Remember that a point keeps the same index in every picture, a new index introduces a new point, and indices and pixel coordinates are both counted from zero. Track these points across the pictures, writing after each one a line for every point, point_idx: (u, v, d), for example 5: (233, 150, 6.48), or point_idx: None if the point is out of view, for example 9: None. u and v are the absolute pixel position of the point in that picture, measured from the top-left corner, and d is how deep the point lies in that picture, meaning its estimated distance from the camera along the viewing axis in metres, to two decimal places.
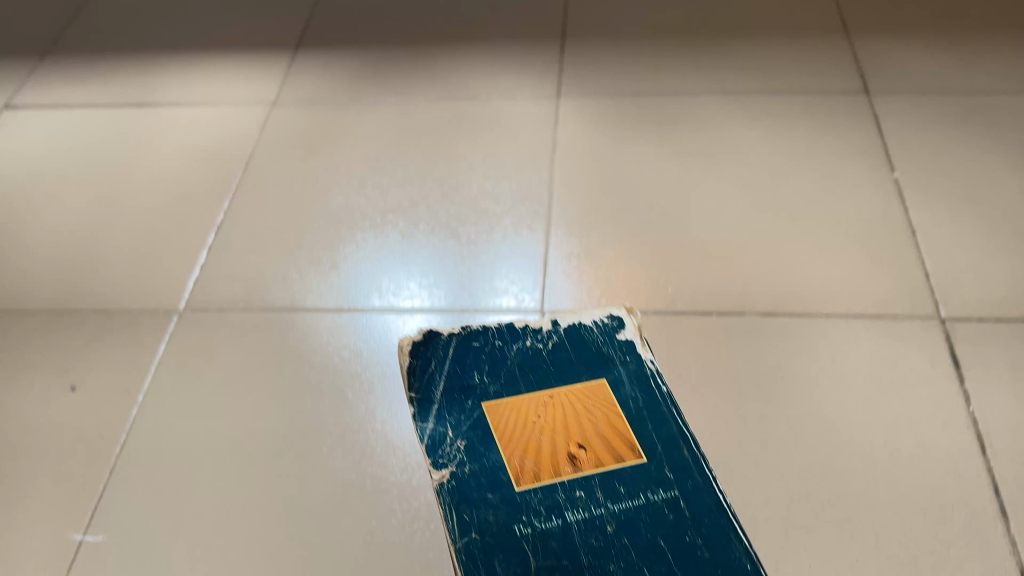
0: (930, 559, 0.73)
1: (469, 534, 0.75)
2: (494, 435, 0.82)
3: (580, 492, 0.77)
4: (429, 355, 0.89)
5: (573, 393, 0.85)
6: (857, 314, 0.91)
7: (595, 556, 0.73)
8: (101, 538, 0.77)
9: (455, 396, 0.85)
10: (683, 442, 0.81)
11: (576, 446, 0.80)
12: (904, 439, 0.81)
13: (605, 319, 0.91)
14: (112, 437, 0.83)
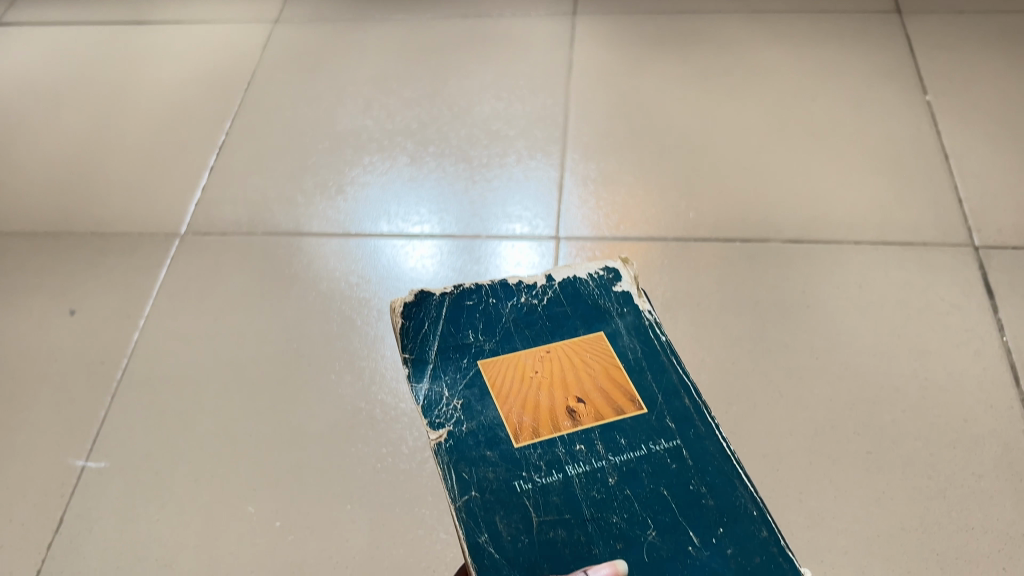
0: (959, 493, 0.69)
1: (464, 494, 0.49)
2: (487, 397, 0.53)
3: (581, 450, 0.51)
4: (419, 316, 0.60)
5: (574, 348, 0.56)
6: (887, 240, 0.86)
7: (598, 510, 0.48)
8: (102, 465, 0.76)
9: (441, 361, 0.56)
10: (683, 392, 0.54)
11: (576, 403, 0.53)
12: (932, 369, 0.77)
13: (599, 272, 0.62)
14: (113, 363, 0.83)
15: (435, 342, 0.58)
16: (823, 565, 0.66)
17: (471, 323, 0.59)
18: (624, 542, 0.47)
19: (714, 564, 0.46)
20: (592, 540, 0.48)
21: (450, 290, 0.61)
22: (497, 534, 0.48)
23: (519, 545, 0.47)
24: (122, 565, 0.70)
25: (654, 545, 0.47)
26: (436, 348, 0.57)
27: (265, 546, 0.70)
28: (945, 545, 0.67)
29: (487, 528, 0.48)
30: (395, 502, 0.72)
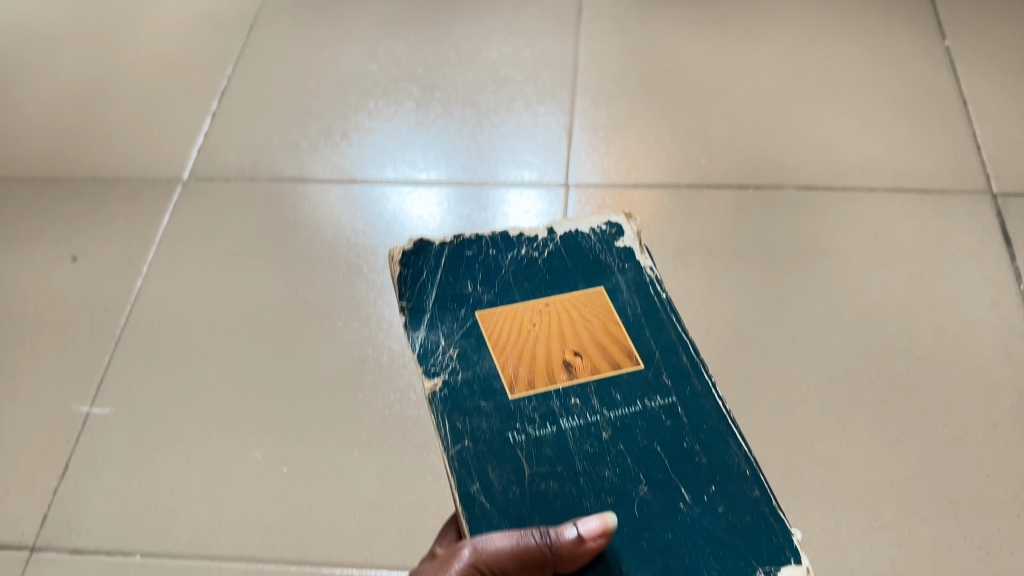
0: (974, 441, 0.68)
1: (458, 442, 0.45)
2: (485, 346, 0.48)
3: (576, 404, 0.46)
4: (418, 266, 0.53)
5: (574, 304, 0.50)
6: (903, 187, 0.85)
7: (591, 464, 0.44)
8: (108, 411, 0.76)
9: (441, 309, 0.51)
10: (681, 348, 0.48)
11: (573, 357, 0.47)
12: (948, 317, 0.76)
13: (600, 228, 0.54)
14: (117, 309, 0.82)
15: (436, 290, 0.52)
16: (835, 513, 0.66)
17: (469, 273, 0.52)
18: (616, 496, 0.44)
19: (703, 522, 0.43)
20: (583, 494, 0.44)
21: (450, 240, 0.54)
22: (490, 485, 0.44)
23: (511, 496, 0.44)
24: (130, 510, 0.70)
25: (645, 500, 0.43)
26: (437, 298, 0.51)
27: (272, 492, 0.70)
28: (959, 493, 0.66)
29: (480, 476, 0.44)
30: (403, 449, 0.71)
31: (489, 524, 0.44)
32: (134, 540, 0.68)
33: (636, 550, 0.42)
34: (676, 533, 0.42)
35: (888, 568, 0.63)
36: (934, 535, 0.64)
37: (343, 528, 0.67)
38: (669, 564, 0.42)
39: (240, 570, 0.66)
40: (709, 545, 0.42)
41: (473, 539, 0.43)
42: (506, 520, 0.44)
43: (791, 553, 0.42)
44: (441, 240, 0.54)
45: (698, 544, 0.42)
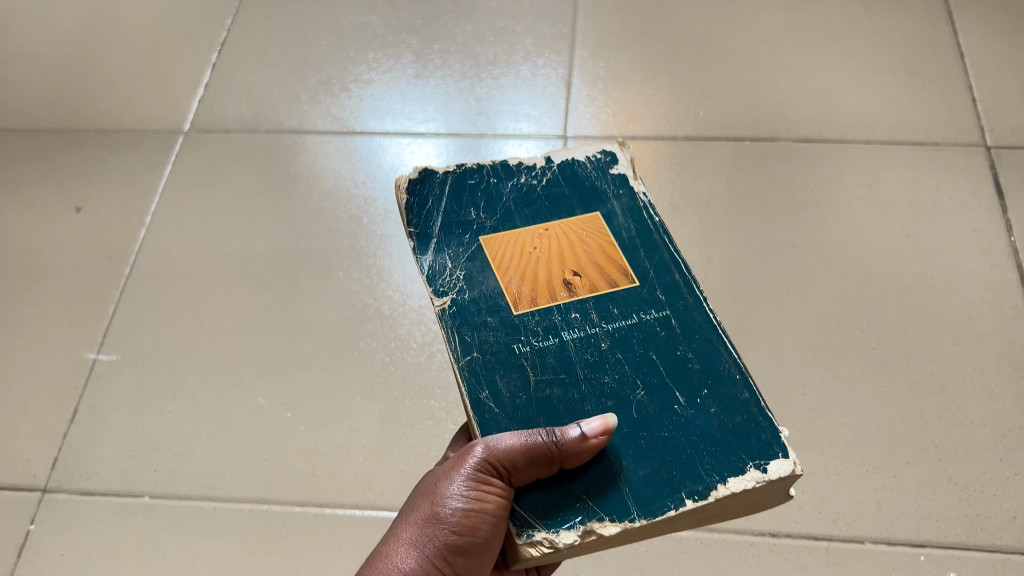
0: (961, 388, 0.70)
1: (467, 353, 0.47)
2: (489, 268, 0.50)
3: (576, 318, 0.47)
4: (424, 194, 0.53)
5: (573, 228, 0.51)
6: (898, 139, 0.85)
7: (591, 371, 0.46)
8: (114, 357, 0.77)
9: (446, 235, 0.52)
10: (674, 267, 0.50)
11: (573, 277, 0.49)
12: (939, 268, 0.77)
13: (595, 155, 0.55)
14: (121, 259, 0.84)
15: (441, 216, 0.52)
16: (824, 457, 0.68)
17: (473, 200, 0.53)
18: (615, 399, 0.45)
19: (697, 422, 0.44)
20: (585, 399, 0.45)
21: (453, 170, 0.55)
22: (499, 391, 0.46)
23: (518, 401, 0.46)
24: (138, 453, 0.72)
25: (643, 403, 0.45)
26: (442, 223, 0.52)
27: (276, 435, 0.72)
28: (945, 437, 0.68)
29: (489, 384, 0.46)
30: (404, 394, 0.73)
31: (498, 426, 0.45)
32: (143, 482, 0.70)
33: (636, 448, 0.44)
34: (672, 432, 0.44)
35: (875, 510, 0.65)
36: (919, 477, 0.66)
37: (345, 471, 0.69)
38: (666, 459, 0.43)
39: (246, 511, 0.68)
40: (703, 442, 0.44)
41: (486, 438, 0.44)
42: (515, 423, 0.45)
43: (778, 448, 0.43)
44: (443, 169, 0.54)
45: (693, 442, 0.44)
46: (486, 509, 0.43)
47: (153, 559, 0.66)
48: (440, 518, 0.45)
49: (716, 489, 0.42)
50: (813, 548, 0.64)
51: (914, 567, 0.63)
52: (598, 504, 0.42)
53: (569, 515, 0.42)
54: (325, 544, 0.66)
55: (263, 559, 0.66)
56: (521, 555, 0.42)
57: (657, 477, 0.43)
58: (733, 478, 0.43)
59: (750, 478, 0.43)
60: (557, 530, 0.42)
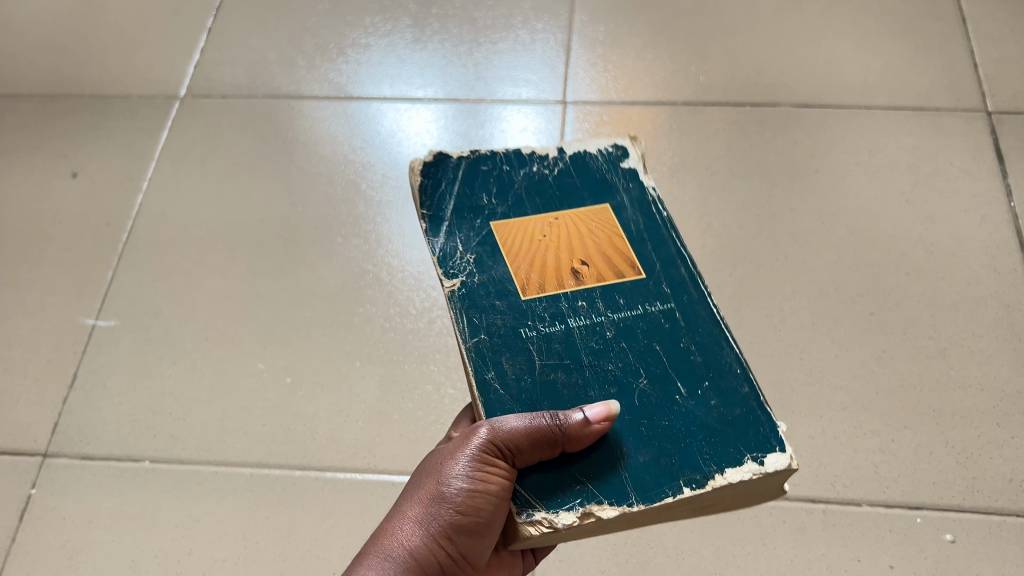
0: (958, 353, 0.70)
1: (474, 335, 0.46)
2: (499, 254, 0.49)
3: (583, 306, 0.47)
4: (436, 176, 0.52)
5: (582, 218, 0.50)
6: (899, 105, 0.85)
7: (596, 358, 0.46)
8: (113, 323, 0.77)
9: (458, 219, 0.51)
10: (680, 261, 0.49)
11: (580, 266, 0.48)
12: (939, 233, 0.77)
13: (607, 149, 0.54)
14: (118, 226, 0.83)
15: (454, 200, 0.51)
16: (822, 421, 0.68)
17: (484, 186, 0.52)
18: (618, 387, 0.45)
19: (698, 412, 0.44)
20: (588, 385, 0.45)
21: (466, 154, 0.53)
22: (504, 373, 0.46)
23: (522, 384, 0.45)
24: (138, 418, 0.72)
25: (645, 392, 0.45)
26: (454, 207, 0.51)
27: (276, 400, 0.72)
28: (942, 402, 0.68)
29: (494, 365, 0.46)
30: (404, 359, 0.73)
31: (503, 408, 0.45)
32: (143, 446, 0.70)
33: (636, 435, 0.44)
34: (673, 421, 0.44)
35: (872, 473, 0.65)
36: (916, 442, 0.67)
37: (345, 435, 0.70)
38: (666, 448, 0.43)
39: (246, 475, 0.68)
40: (703, 433, 0.43)
41: (491, 420, 0.44)
42: (519, 405, 0.45)
43: (776, 443, 0.43)
44: (458, 153, 0.53)
45: (693, 432, 0.44)
46: (490, 490, 0.43)
47: (154, 522, 0.67)
48: (443, 498, 0.44)
49: (713, 479, 0.42)
50: (810, 510, 0.64)
51: (911, 529, 0.63)
52: (597, 487, 0.42)
53: (569, 497, 0.42)
54: (325, 508, 0.67)
55: (264, 521, 0.66)
56: (520, 534, 0.41)
57: (656, 464, 0.43)
58: (731, 469, 0.42)
59: (747, 470, 0.43)
60: (556, 511, 0.42)
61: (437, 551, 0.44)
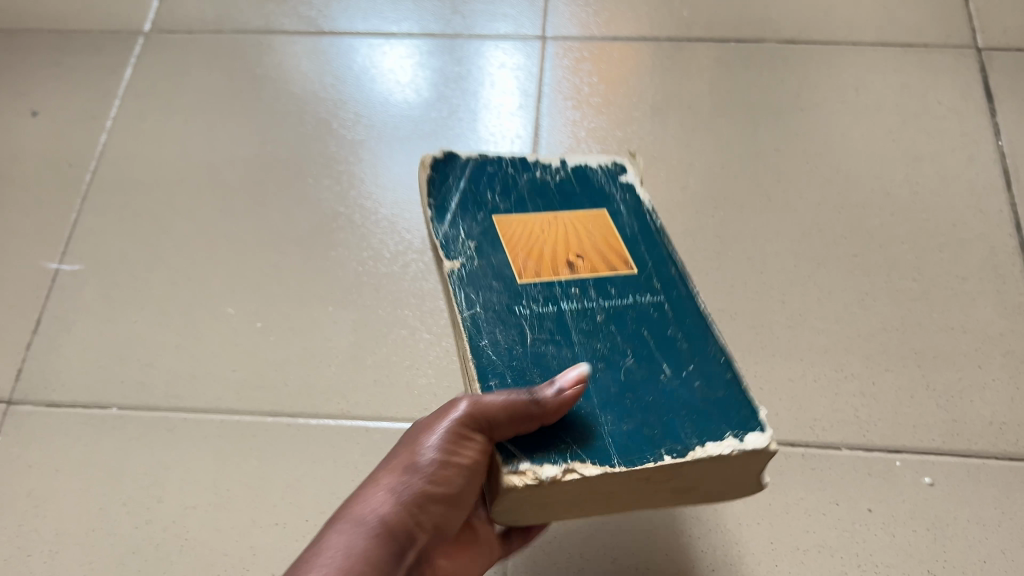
0: (942, 295, 0.69)
1: (470, 308, 0.47)
2: (499, 243, 0.50)
3: (576, 291, 0.48)
4: (446, 171, 0.54)
5: (580, 219, 0.52)
6: (886, 42, 0.83)
7: (586, 337, 0.46)
8: (77, 268, 0.75)
9: (462, 210, 0.52)
10: (670, 261, 0.50)
11: (575, 259, 0.49)
12: (925, 172, 0.75)
13: (606, 164, 0.56)
14: (82, 166, 0.80)
15: (459, 195, 0.53)
16: (803, 364, 0.67)
17: (490, 184, 0.54)
18: (605, 363, 0.45)
19: (682, 391, 0.44)
20: (578, 360, 0.45)
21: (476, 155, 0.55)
22: (497, 343, 0.46)
23: (514, 354, 0.46)
24: (105, 364, 0.70)
25: (631, 369, 0.45)
26: (459, 200, 0.53)
27: (247, 345, 0.70)
28: (924, 344, 0.67)
29: (489, 335, 0.46)
30: (378, 304, 0.72)
31: (495, 373, 0.45)
32: (110, 393, 0.69)
33: (621, 407, 0.43)
34: (657, 397, 0.44)
35: (852, 416, 0.65)
36: (897, 384, 0.66)
37: (317, 381, 0.68)
38: (649, 421, 0.43)
39: (217, 421, 0.67)
40: (685, 408, 0.43)
41: (470, 395, 0.43)
42: (510, 371, 0.45)
43: (756, 423, 0.43)
44: (467, 155, 0.55)
45: (676, 407, 0.43)
46: (465, 461, 0.43)
47: (123, 470, 0.65)
48: (419, 466, 0.44)
49: (694, 450, 0.41)
50: (790, 455, 0.64)
51: (889, 473, 0.63)
52: (580, 447, 0.42)
53: (555, 457, 0.41)
54: (298, 453, 0.65)
55: (234, 468, 0.65)
56: (504, 484, 0.40)
57: (638, 433, 0.42)
58: (712, 442, 0.42)
59: (727, 445, 0.42)
60: (541, 464, 0.41)
61: (409, 521, 0.43)
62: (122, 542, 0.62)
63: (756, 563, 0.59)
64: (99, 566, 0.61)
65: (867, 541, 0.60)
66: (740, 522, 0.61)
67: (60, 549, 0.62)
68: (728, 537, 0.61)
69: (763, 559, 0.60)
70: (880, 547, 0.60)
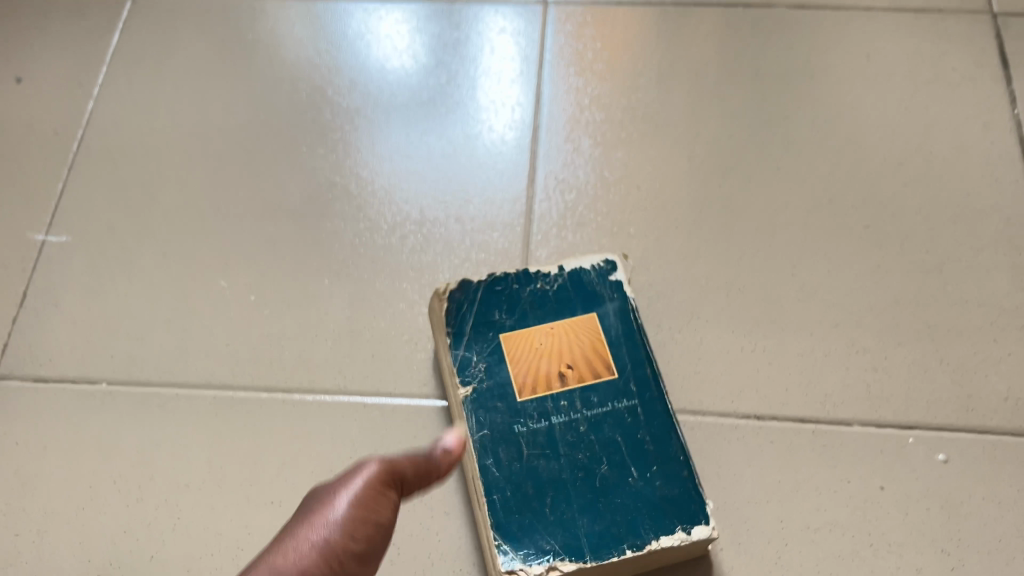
0: (956, 267, 0.67)
1: (480, 429, 0.57)
2: (503, 361, 0.59)
3: (565, 405, 0.58)
4: (461, 302, 0.61)
5: (571, 326, 0.60)
6: (899, 7, 0.80)
7: (570, 449, 0.56)
8: (65, 240, 0.72)
9: (475, 334, 0.60)
10: (648, 362, 0.59)
11: (565, 370, 0.59)
12: (939, 141, 0.73)
13: (598, 264, 0.62)
14: (68, 135, 0.78)
15: (472, 319, 0.60)
16: (814, 338, 0.65)
17: (496, 304, 0.61)
18: (584, 471, 0.56)
19: (645, 491, 0.55)
20: (563, 468, 0.56)
21: (484, 278, 0.62)
22: (501, 460, 0.56)
23: (514, 468, 0.56)
24: (93, 339, 0.68)
25: (605, 475, 0.55)
26: (472, 325, 0.60)
27: (241, 319, 0.68)
28: (938, 318, 0.65)
29: (493, 453, 0.56)
30: (374, 278, 0.69)
31: (498, 490, 0.55)
32: (99, 367, 0.66)
33: (594, 508, 0.54)
34: (624, 498, 0.54)
35: (864, 392, 0.63)
36: (910, 359, 0.64)
37: (313, 356, 0.66)
38: (616, 520, 0.54)
39: (209, 397, 0.65)
40: (646, 507, 0.54)
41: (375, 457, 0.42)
42: (510, 486, 0.55)
43: (703, 516, 0.54)
44: (477, 279, 0.62)
45: (637, 507, 0.54)
46: (378, 523, 0.42)
47: (113, 448, 0.63)
48: (328, 529, 0.40)
49: (650, 544, 0.53)
50: (800, 431, 0.62)
51: (902, 450, 0.61)
52: (562, 547, 0.53)
53: (543, 552, 0.52)
54: (294, 430, 0.63)
55: (227, 446, 0.63)
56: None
57: (607, 532, 0.53)
58: (664, 535, 0.53)
59: (677, 537, 0.53)
60: (531, 564, 0.52)
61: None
62: (113, 521, 0.60)
63: (765, 542, 0.58)
64: (90, 546, 0.60)
65: (878, 520, 0.59)
66: (749, 500, 0.59)
67: (49, 529, 0.60)
68: (736, 516, 0.59)
69: (773, 538, 0.58)
70: (892, 526, 0.58)
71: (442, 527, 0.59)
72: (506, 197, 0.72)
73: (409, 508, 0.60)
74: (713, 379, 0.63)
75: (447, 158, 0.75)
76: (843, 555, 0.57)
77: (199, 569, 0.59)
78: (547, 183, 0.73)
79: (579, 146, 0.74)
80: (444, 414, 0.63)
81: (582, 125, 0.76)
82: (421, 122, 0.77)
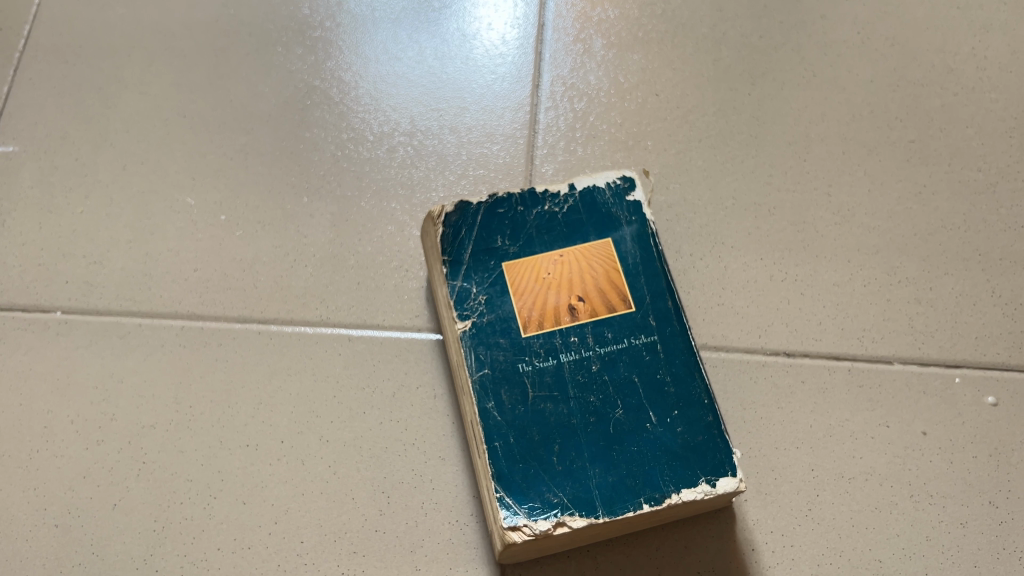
0: (1009, 189, 0.61)
1: (479, 369, 0.50)
2: (507, 292, 0.52)
3: (575, 341, 0.51)
4: (457, 225, 0.54)
5: (583, 254, 0.53)
6: None
7: (581, 390, 0.50)
8: (11, 150, 0.64)
9: (475, 262, 0.53)
10: (668, 294, 0.52)
11: (576, 302, 0.52)
12: (993, 46, 0.66)
13: (615, 182, 0.55)
14: (12, 29, 0.68)
15: (471, 245, 0.53)
16: (851, 266, 0.58)
17: (498, 228, 0.54)
18: (597, 416, 0.49)
19: (664, 439, 0.49)
20: (573, 413, 0.49)
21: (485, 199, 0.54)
22: (502, 403, 0.50)
23: (517, 412, 0.49)
24: (45, 262, 0.60)
25: (620, 421, 0.49)
26: (471, 251, 0.53)
27: (213, 241, 0.61)
28: (989, 245, 0.59)
29: (495, 396, 0.50)
30: (360, 194, 0.62)
31: (500, 435, 0.49)
32: (52, 294, 0.59)
33: (607, 457, 0.48)
34: (640, 447, 0.48)
35: (906, 325, 0.57)
36: (959, 289, 0.58)
37: (294, 282, 0.59)
38: (632, 471, 0.48)
39: (176, 328, 0.58)
40: (666, 457, 0.48)
41: None
42: (513, 431, 0.49)
43: (729, 468, 0.48)
44: (477, 200, 0.54)
45: (656, 456, 0.48)
46: None
47: (70, 384, 0.57)
48: None
49: (670, 497, 0.47)
50: (834, 370, 0.55)
51: (948, 391, 0.55)
52: (570, 500, 0.47)
53: (549, 507, 0.47)
54: (274, 365, 0.57)
55: (199, 383, 0.57)
56: (506, 540, 0.46)
57: (621, 484, 0.47)
58: (686, 489, 0.47)
59: (700, 491, 0.47)
60: (536, 519, 0.46)
61: None
62: (72, 465, 0.54)
63: (795, 492, 0.52)
64: (44, 494, 0.54)
65: (920, 469, 0.53)
66: (778, 446, 0.53)
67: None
68: (763, 463, 0.53)
69: (804, 488, 0.52)
70: (935, 476, 0.53)
71: (436, 474, 0.54)
72: (505, 105, 0.65)
73: (399, 453, 0.54)
74: (738, 311, 0.57)
75: (440, 60, 0.66)
76: (880, 508, 0.52)
77: (168, 520, 0.53)
78: (554, 88, 0.65)
79: (591, 48, 0.66)
80: (438, 349, 0.57)
81: (594, 23, 0.67)
82: (410, 18, 0.68)
